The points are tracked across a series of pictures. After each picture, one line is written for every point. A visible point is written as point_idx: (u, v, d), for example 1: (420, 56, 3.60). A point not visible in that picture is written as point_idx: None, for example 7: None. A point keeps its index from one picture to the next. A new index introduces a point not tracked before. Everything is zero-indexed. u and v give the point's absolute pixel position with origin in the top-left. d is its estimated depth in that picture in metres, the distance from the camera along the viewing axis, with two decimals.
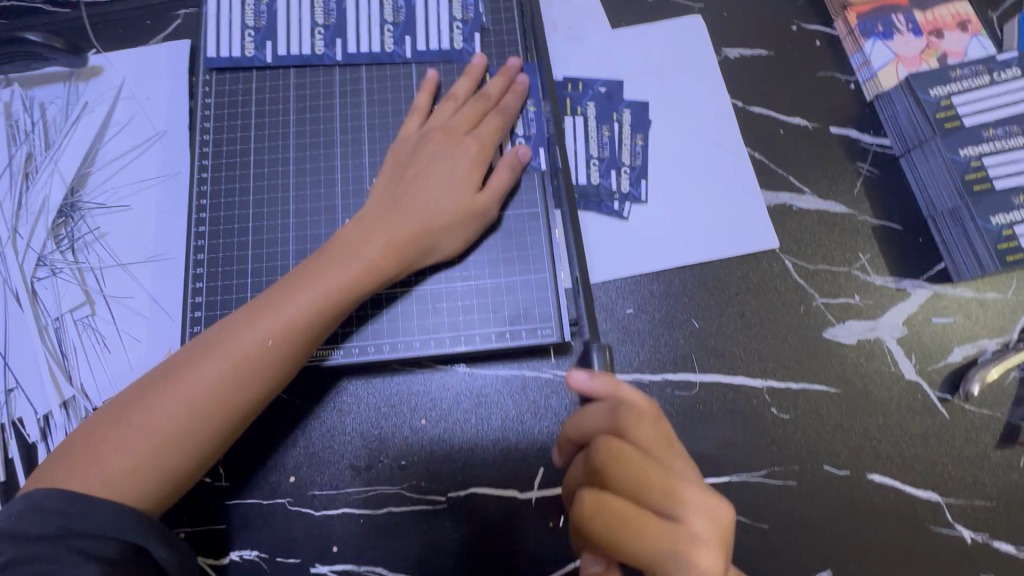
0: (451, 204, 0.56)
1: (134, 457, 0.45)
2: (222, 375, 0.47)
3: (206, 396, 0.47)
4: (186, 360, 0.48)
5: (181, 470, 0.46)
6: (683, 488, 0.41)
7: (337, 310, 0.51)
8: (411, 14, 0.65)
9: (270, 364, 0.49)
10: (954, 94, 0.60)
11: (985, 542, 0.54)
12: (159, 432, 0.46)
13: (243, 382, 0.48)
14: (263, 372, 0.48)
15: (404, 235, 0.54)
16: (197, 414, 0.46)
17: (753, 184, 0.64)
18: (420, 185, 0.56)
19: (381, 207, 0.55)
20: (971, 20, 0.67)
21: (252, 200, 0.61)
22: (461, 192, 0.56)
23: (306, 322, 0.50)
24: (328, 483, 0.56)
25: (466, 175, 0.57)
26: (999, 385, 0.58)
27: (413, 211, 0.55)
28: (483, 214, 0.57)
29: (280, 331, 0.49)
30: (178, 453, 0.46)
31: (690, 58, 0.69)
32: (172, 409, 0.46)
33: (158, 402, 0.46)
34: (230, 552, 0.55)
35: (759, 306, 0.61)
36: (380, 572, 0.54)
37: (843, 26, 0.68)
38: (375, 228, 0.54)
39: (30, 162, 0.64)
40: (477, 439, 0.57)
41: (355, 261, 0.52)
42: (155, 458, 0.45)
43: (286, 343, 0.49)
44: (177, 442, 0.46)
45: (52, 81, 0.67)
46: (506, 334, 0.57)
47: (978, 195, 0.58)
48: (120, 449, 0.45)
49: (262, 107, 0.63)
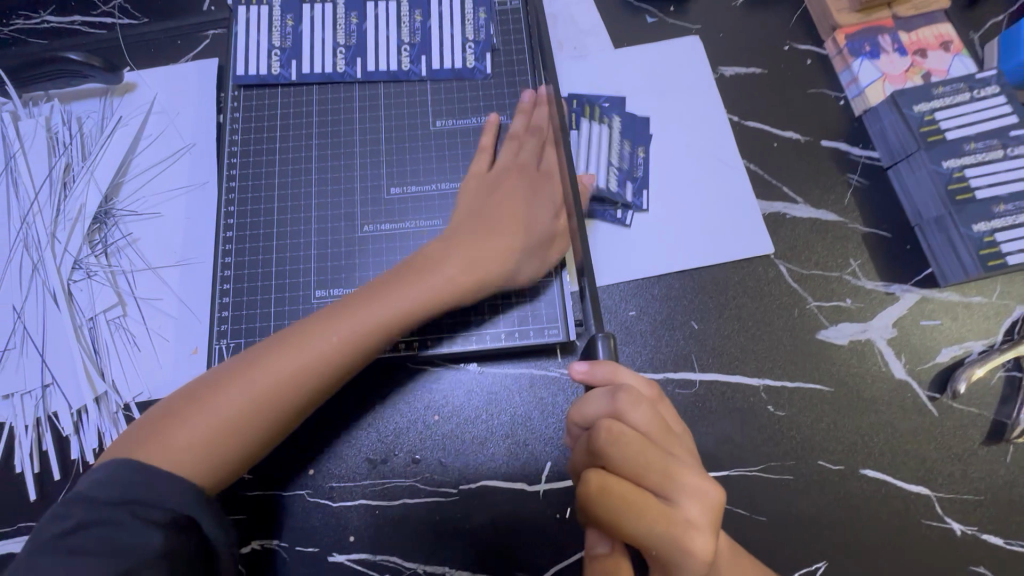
0: (517, 237, 0.59)
1: (190, 444, 0.48)
2: (279, 379, 0.50)
3: (267, 391, 0.50)
4: (247, 361, 0.51)
5: (240, 457, 0.50)
6: (683, 471, 0.43)
7: (411, 320, 0.55)
8: (428, 35, 0.69)
9: (308, 383, 0.51)
10: (936, 110, 0.64)
11: (974, 534, 0.57)
12: (215, 423, 0.48)
13: (293, 386, 0.50)
14: (334, 371, 0.52)
15: (483, 257, 0.57)
16: (251, 411, 0.49)
17: (749, 194, 0.68)
18: (481, 233, 0.58)
19: (465, 229, 0.59)
20: (953, 40, 0.71)
21: (276, 207, 0.64)
22: (527, 223, 0.59)
23: (362, 338, 0.53)
24: (345, 476, 0.59)
25: (512, 224, 0.59)
26: (985, 384, 0.61)
27: (494, 234, 0.58)
28: (541, 258, 0.60)
29: (335, 343, 0.52)
30: (231, 447, 0.49)
31: (689, 76, 0.73)
32: (230, 405, 0.49)
33: (217, 396, 0.49)
34: (251, 541, 0.58)
35: (755, 309, 0.64)
36: (395, 560, 0.57)
37: (833, 46, 0.73)
38: (433, 262, 0.56)
39: (68, 172, 0.68)
40: (487, 435, 0.60)
41: (437, 274, 0.56)
42: (210, 450, 0.48)
43: (332, 358, 0.51)
44: (246, 429, 0.49)
45: (89, 96, 0.71)
46: (515, 334, 0.60)
47: (961, 204, 0.61)
48: (180, 435, 0.48)
49: (287, 121, 0.67)
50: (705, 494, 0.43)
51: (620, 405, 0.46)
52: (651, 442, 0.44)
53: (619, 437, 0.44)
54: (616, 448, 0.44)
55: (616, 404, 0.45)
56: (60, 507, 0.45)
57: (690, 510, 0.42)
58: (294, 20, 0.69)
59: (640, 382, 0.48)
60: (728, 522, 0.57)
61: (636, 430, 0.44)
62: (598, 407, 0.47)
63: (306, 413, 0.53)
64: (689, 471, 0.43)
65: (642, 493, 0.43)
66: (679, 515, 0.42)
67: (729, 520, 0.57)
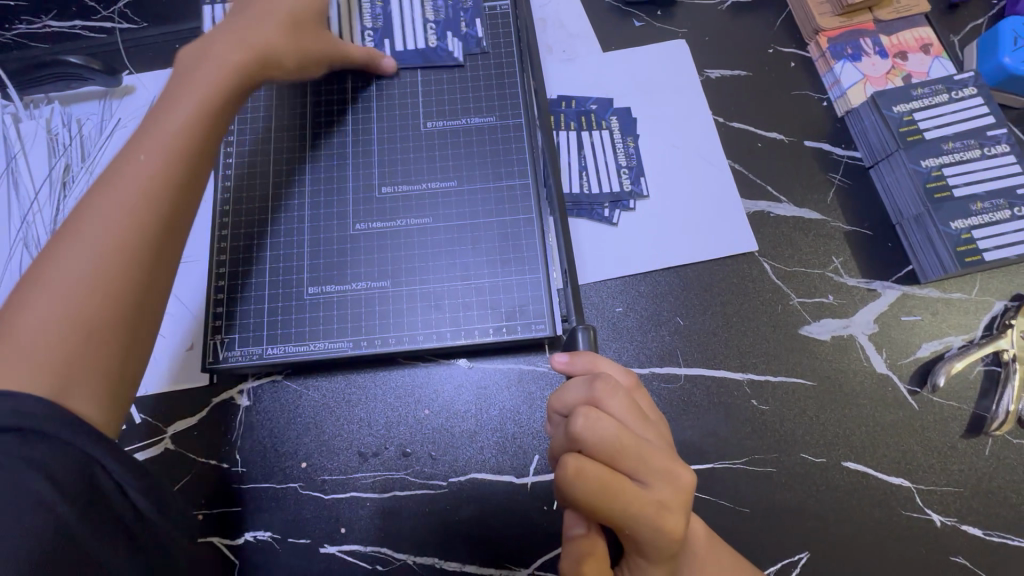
0: (281, 52, 0.60)
1: (42, 339, 0.42)
2: (127, 199, 0.47)
3: (98, 255, 0.45)
4: (69, 235, 0.45)
5: (107, 328, 0.44)
6: (658, 454, 0.45)
7: (213, 115, 0.54)
8: (388, 20, 0.72)
9: (157, 190, 0.48)
10: (915, 111, 0.66)
11: (954, 525, 0.58)
12: (64, 302, 0.43)
13: (138, 216, 0.47)
14: (167, 189, 0.48)
15: (236, 64, 0.56)
16: (100, 266, 0.44)
17: (734, 193, 0.69)
18: (253, 51, 0.58)
19: (189, 64, 0.56)
20: (934, 43, 0.72)
21: (270, 206, 0.66)
22: (270, 40, 0.59)
23: (203, 111, 0.53)
24: (337, 469, 0.60)
25: (276, 31, 0.60)
26: (965, 378, 0.62)
27: (232, 43, 0.58)
28: (333, 47, 0.65)
29: (142, 175, 0.48)
30: (100, 306, 0.44)
31: (675, 78, 0.75)
32: (78, 267, 0.44)
33: (48, 279, 0.44)
34: (245, 533, 0.59)
35: (739, 305, 0.65)
36: (386, 552, 0.58)
37: (816, 49, 0.74)
38: (191, 85, 0.54)
39: (68, 172, 0.70)
40: (476, 428, 0.62)
41: (173, 109, 0.53)
42: (69, 331, 0.43)
43: (161, 173, 0.49)
44: (100, 291, 0.44)
45: (89, 99, 0.73)
46: (503, 330, 0.62)
47: (939, 202, 0.62)
48: (27, 317, 0.42)
49: (280, 121, 0.69)
50: (678, 476, 0.45)
51: (598, 392, 0.47)
52: (628, 427, 0.45)
53: (598, 421, 0.45)
54: (594, 433, 0.44)
55: (594, 390, 0.47)
56: None
57: (663, 491, 0.44)
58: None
59: (617, 372, 0.51)
60: (713, 515, 0.58)
61: (613, 415, 0.46)
62: (577, 394, 0.48)
63: (186, 219, 0.50)
64: (663, 453, 0.45)
65: (620, 477, 0.44)
66: (654, 497, 0.44)
67: (713, 511, 0.58)
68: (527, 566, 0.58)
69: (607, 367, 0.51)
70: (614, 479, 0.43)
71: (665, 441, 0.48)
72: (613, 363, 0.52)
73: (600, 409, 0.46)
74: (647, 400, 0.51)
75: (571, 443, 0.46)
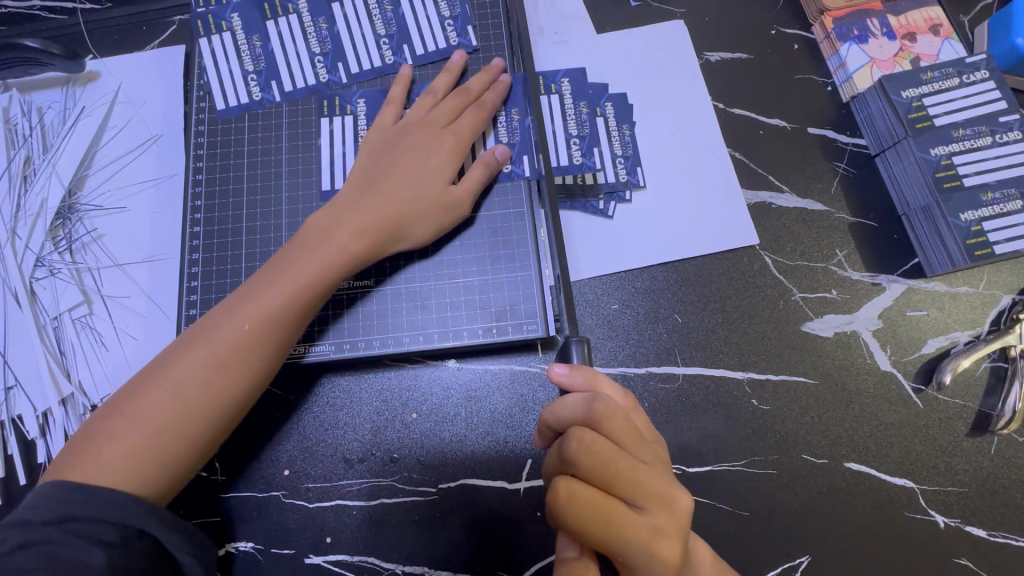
0: (428, 192, 0.58)
1: (119, 456, 0.46)
2: (212, 359, 0.49)
3: (193, 386, 0.49)
4: (173, 353, 0.50)
5: (176, 459, 0.48)
6: (655, 479, 0.43)
7: (312, 300, 0.53)
8: (403, 24, 0.67)
9: (253, 346, 0.50)
10: (925, 96, 0.63)
11: (958, 526, 0.56)
12: (155, 417, 0.48)
13: (235, 368, 0.50)
14: (247, 355, 0.50)
15: (381, 219, 0.56)
16: (193, 401, 0.48)
17: (734, 183, 0.66)
18: (397, 173, 0.58)
19: (361, 192, 0.57)
20: (943, 24, 0.69)
21: (245, 201, 0.63)
22: (436, 181, 0.59)
23: (306, 284, 0.53)
24: (321, 476, 0.58)
25: (440, 166, 0.59)
26: (971, 375, 0.60)
27: (389, 195, 0.57)
28: (458, 205, 0.59)
29: (258, 319, 0.51)
30: (170, 441, 0.48)
31: (672, 63, 0.71)
32: (180, 389, 0.48)
33: (150, 392, 0.48)
34: (225, 543, 0.56)
35: (739, 301, 0.63)
36: (373, 562, 0.56)
37: (820, 30, 0.71)
38: (348, 215, 0.56)
39: (28, 165, 0.66)
40: (467, 432, 0.59)
41: (288, 271, 0.53)
42: (152, 446, 0.47)
43: (267, 326, 0.51)
44: (174, 429, 0.48)
45: (50, 86, 0.68)
46: (493, 330, 0.59)
47: (948, 191, 0.60)
48: (112, 440, 0.47)
49: (255, 110, 0.65)
50: (674, 503, 0.43)
51: (594, 413, 0.44)
52: (623, 450, 0.43)
53: (592, 444, 0.43)
54: (588, 458, 0.42)
55: (591, 411, 0.44)
56: (24, 517, 0.43)
57: (659, 517, 0.42)
58: (261, 40, 0.66)
59: (613, 392, 0.48)
60: (711, 518, 0.56)
61: (609, 439, 0.43)
62: (571, 414, 0.46)
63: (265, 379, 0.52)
64: (660, 478, 0.43)
65: (614, 503, 0.42)
66: (649, 523, 0.42)
67: (712, 515, 0.56)
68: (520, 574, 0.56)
69: (605, 386, 0.48)
70: (608, 506, 0.42)
71: (662, 464, 0.46)
72: (611, 382, 0.49)
73: (595, 432, 0.44)
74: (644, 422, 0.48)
75: (563, 466, 0.44)
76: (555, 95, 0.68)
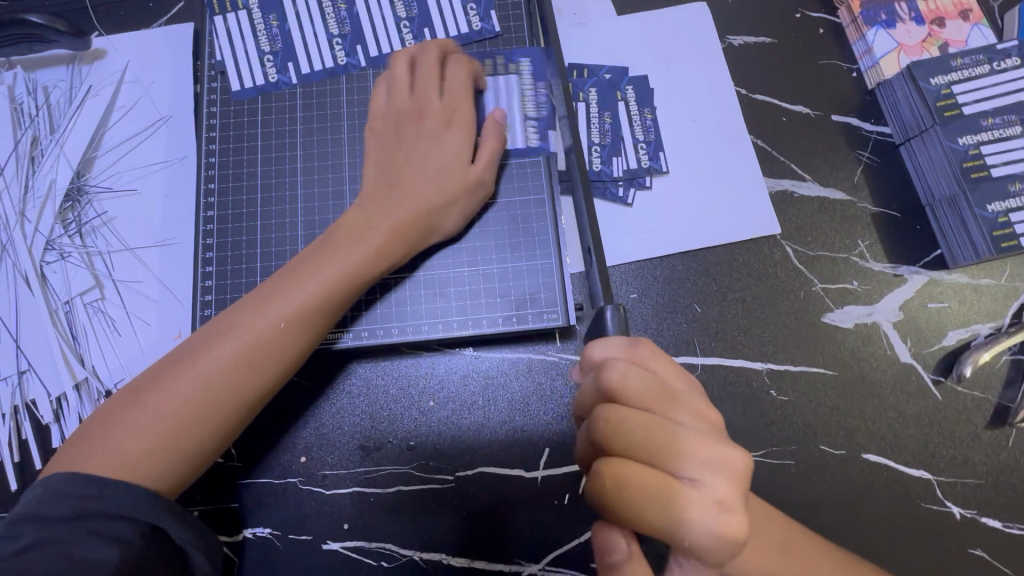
0: (448, 179, 0.57)
1: (140, 447, 0.46)
2: (239, 356, 0.49)
3: (221, 381, 0.48)
4: (198, 345, 0.49)
5: (197, 453, 0.48)
6: (696, 446, 0.41)
7: (342, 302, 0.52)
8: (425, 6, 0.65)
9: (284, 343, 0.50)
10: (954, 83, 0.61)
11: (973, 517, 0.56)
12: (179, 411, 0.47)
13: (264, 364, 0.49)
14: (275, 355, 0.50)
15: (405, 214, 0.55)
16: (217, 396, 0.48)
17: (755, 170, 0.65)
18: (418, 160, 0.57)
19: (378, 185, 0.56)
20: (973, 9, 0.67)
21: (260, 184, 0.61)
22: (453, 165, 0.57)
23: (336, 285, 0.52)
24: (338, 463, 0.58)
25: (455, 146, 0.57)
26: (991, 369, 0.59)
27: (407, 186, 0.56)
28: (479, 184, 0.58)
29: (290, 317, 0.50)
30: (192, 435, 0.47)
31: (694, 47, 0.69)
32: (203, 382, 0.48)
33: (174, 382, 0.48)
34: (243, 529, 0.56)
35: (759, 292, 0.62)
36: (390, 548, 0.56)
37: (847, 14, 0.69)
38: (378, 210, 0.55)
39: (35, 145, 0.64)
40: (484, 420, 0.59)
41: (319, 270, 0.52)
42: (176, 439, 0.47)
43: (299, 325, 0.51)
44: (195, 423, 0.47)
45: (55, 63, 0.66)
46: (512, 319, 0.59)
47: (975, 182, 0.59)
48: (132, 427, 0.47)
49: (270, 91, 0.63)
50: (728, 466, 0.41)
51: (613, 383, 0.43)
52: (657, 417, 0.42)
53: (621, 425, 0.42)
54: (620, 438, 0.42)
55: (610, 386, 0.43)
56: (37, 509, 0.43)
57: (717, 487, 0.40)
58: (278, 19, 0.64)
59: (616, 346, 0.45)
60: None
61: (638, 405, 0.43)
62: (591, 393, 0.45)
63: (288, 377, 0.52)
64: (704, 443, 0.41)
65: (654, 476, 0.41)
66: (707, 496, 0.40)
67: None
68: (538, 562, 0.56)
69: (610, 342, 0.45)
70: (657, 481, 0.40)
71: (706, 420, 0.43)
72: (652, 347, 0.45)
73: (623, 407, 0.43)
74: (685, 378, 0.45)
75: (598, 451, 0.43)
76: (581, 103, 0.66)
